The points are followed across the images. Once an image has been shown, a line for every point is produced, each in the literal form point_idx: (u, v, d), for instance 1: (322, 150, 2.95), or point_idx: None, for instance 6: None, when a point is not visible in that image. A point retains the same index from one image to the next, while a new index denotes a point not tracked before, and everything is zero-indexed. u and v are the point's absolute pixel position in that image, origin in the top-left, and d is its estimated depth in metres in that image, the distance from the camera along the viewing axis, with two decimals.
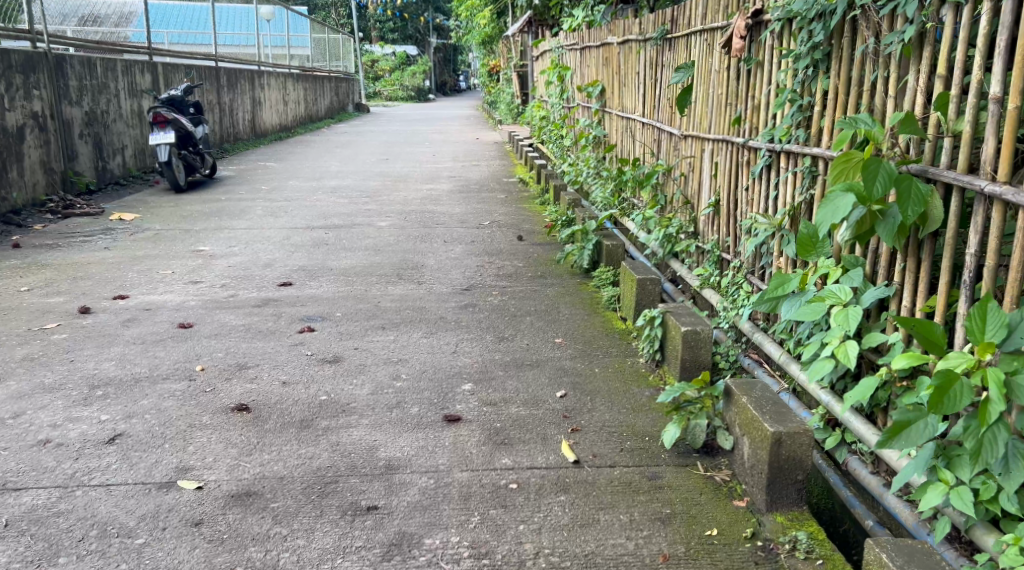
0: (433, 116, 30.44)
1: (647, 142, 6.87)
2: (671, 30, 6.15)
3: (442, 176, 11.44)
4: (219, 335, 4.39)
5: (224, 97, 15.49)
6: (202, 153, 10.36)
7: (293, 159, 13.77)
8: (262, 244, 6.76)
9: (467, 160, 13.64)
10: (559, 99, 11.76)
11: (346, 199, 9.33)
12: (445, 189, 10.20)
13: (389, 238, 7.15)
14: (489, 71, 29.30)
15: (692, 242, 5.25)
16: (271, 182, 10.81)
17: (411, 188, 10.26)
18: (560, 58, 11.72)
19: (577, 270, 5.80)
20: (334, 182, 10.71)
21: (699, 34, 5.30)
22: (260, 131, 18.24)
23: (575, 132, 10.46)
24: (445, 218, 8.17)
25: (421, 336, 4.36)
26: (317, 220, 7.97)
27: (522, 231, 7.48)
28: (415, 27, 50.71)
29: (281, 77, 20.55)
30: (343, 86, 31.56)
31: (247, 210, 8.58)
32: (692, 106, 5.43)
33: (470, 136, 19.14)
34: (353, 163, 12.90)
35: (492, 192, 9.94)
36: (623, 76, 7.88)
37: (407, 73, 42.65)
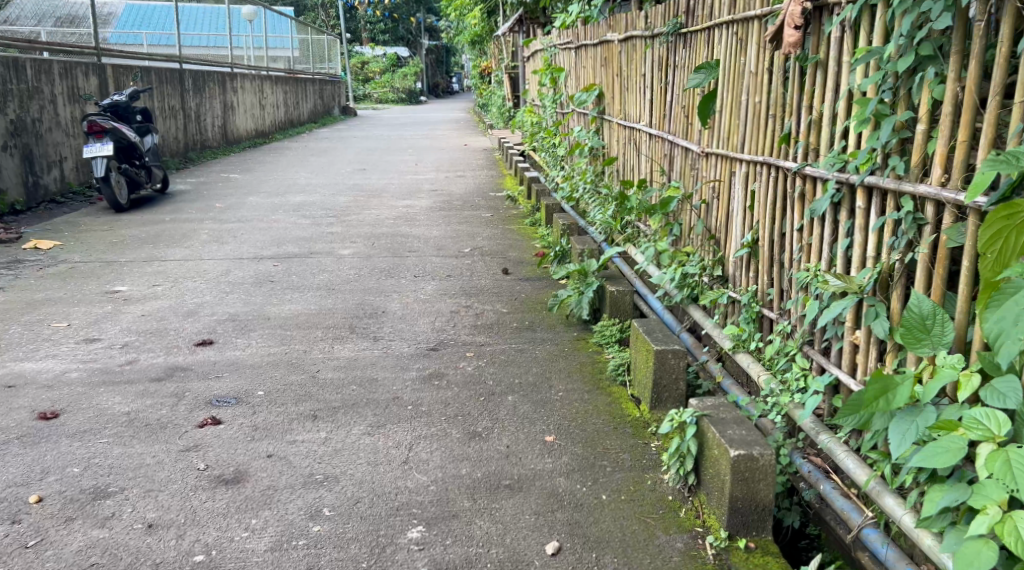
0: (422, 120, 29.26)
1: (657, 157, 5.71)
2: (687, 22, 4.99)
3: (422, 190, 10.32)
4: (88, 432, 3.26)
5: (188, 102, 14.35)
6: (148, 167, 9.23)
7: (261, 170, 12.64)
8: (192, 284, 5.68)
9: (452, 170, 12.51)
10: (552, 103, 10.65)
11: (309, 219, 8.21)
12: (424, 206, 9.08)
13: (349, 272, 6.03)
14: (482, 72, 28.18)
15: (721, 291, 4.05)
16: (229, 198, 9.67)
17: (385, 205, 9.13)
18: (553, 57, 10.59)
19: (574, 320, 4.64)
20: (299, 199, 9.58)
21: (725, 28, 4.14)
22: (233, 137, 17.11)
23: (571, 142, 9.33)
24: (419, 244, 7.04)
25: (361, 431, 3.23)
26: (268, 248, 6.84)
27: (507, 261, 6.37)
28: (406, 28, 49.54)
29: (257, 81, 19.42)
30: (329, 89, 30.37)
31: (191, 234, 7.44)
32: (719, 120, 4.23)
33: (458, 142, 18.03)
34: (326, 175, 11.77)
35: (477, 210, 8.82)
36: (626, 79, 6.73)
37: (398, 76, 41.59)
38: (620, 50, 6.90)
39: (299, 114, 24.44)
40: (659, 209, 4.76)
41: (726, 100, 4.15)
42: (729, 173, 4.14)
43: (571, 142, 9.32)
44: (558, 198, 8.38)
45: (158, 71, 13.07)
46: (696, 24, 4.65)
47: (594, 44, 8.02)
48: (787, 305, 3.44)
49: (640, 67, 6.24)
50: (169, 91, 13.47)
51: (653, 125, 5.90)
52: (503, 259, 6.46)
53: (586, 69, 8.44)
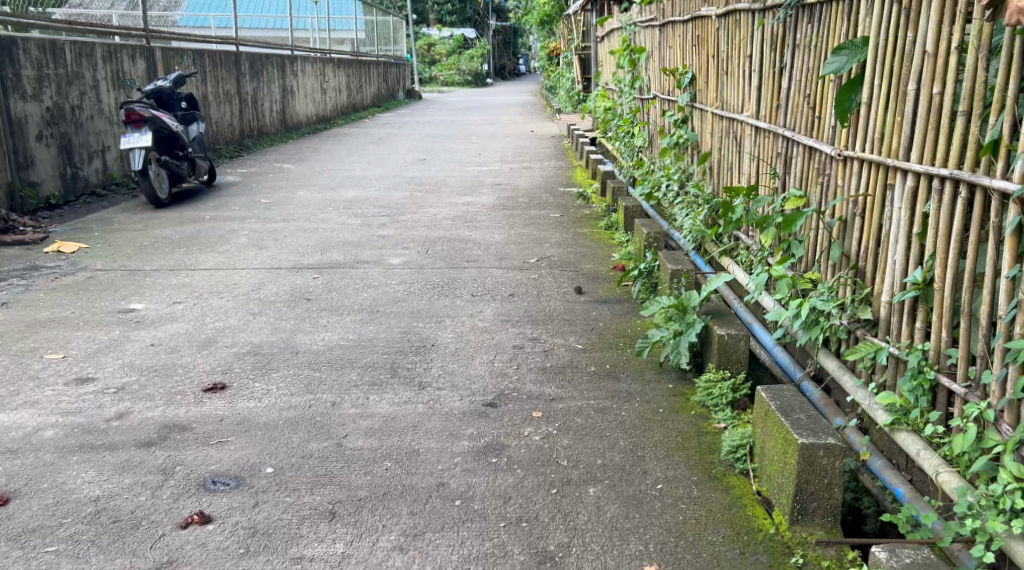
0: (486, 103, 28.44)
1: (771, 157, 4.86)
2: None
3: (485, 184, 9.51)
4: (41, 533, 2.49)
5: (245, 87, 13.73)
6: (192, 158, 8.51)
7: (316, 159, 11.96)
8: (218, 301, 4.92)
9: (517, 161, 11.69)
10: (629, 88, 9.80)
11: (360, 219, 7.47)
12: (487, 205, 8.27)
13: (398, 290, 5.25)
14: (550, 55, 27.29)
15: (875, 346, 3.17)
16: (278, 192, 8.98)
17: (444, 203, 8.35)
18: (632, 38, 9.68)
19: (667, 366, 3.78)
20: (353, 194, 8.84)
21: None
22: (292, 122, 16.50)
23: (653, 133, 8.46)
24: (480, 253, 6.23)
25: (390, 544, 2.45)
26: (310, 255, 6.10)
27: (579, 278, 5.53)
28: (473, 9, 48.63)
29: (318, 63, 18.78)
30: (394, 71, 29.70)
31: (230, 236, 6.73)
32: (880, 119, 3.41)
33: (525, 128, 17.21)
34: (383, 166, 11.03)
35: (546, 209, 7.97)
36: (729, 63, 5.86)
37: (464, 58, 40.78)
38: (721, 30, 6.02)
39: (362, 97, 23.78)
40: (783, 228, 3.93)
41: (894, 93, 3.31)
42: (888, 185, 3.33)
43: (655, 134, 8.44)
44: (639, 197, 7.57)
45: (214, 54, 12.45)
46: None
47: (683, 23, 7.12)
48: (982, 379, 2.60)
49: (750, 49, 5.37)
50: (224, 75, 12.87)
51: (764, 119, 5.04)
52: (575, 275, 5.61)
53: (674, 51, 7.53)
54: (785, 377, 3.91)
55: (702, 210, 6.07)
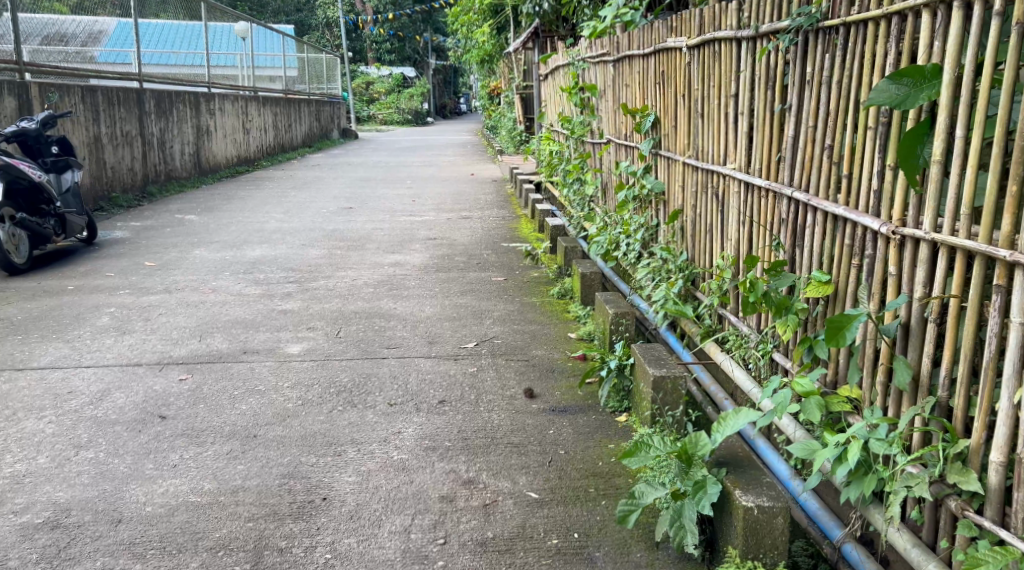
0: (426, 142, 27.30)
1: (770, 222, 3.73)
2: (839, 8, 3.03)
3: (417, 238, 8.31)
4: None
5: (149, 128, 12.39)
6: (60, 214, 7.31)
7: (228, 208, 10.66)
8: (38, 423, 3.64)
9: (454, 209, 10.52)
10: (579, 128, 8.72)
11: (261, 288, 6.21)
12: (417, 266, 7.07)
13: (291, 396, 4.00)
14: (491, 92, 26.38)
15: (1009, 548, 2.07)
16: (172, 252, 7.68)
17: (368, 264, 7.14)
18: (582, 74, 8.59)
19: (661, 541, 2.60)
20: (260, 254, 7.57)
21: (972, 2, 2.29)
22: (209, 166, 15.14)
23: (611, 183, 7.33)
24: (403, 335, 5.02)
25: None
26: (186, 344, 4.83)
27: (525, 369, 4.35)
28: (413, 47, 47.60)
29: (240, 102, 17.48)
30: (329, 109, 28.47)
31: (92, 317, 5.44)
32: (973, 183, 2.27)
33: (464, 170, 16.06)
34: (302, 217, 9.76)
35: (486, 271, 6.78)
36: (705, 104, 4.74)
37: (405, 96, 39.80)
38: (693, 63, 4.90)
39: (292, 137, 22.47)
40: (827, 340, 2.60)
41: (1003, 145, 2.19)
42: (993, 284, 2.19)
43: (611, 183, 7.34)
44: (597, 256, 6.45)
45: (108, 90, 11.17)
46: (889, 9, 2.67)
47: (643, 56, 6.01)
48: None
49: (732, 88, 4.26)
50: (122, 115, 11.54)
51: (755, 173, 3.92)
52: (522, 365, 4.42)
53: (631, 90, 6.44)
54: (815, 528, 2.78)
55: (677, 280, 4.93)
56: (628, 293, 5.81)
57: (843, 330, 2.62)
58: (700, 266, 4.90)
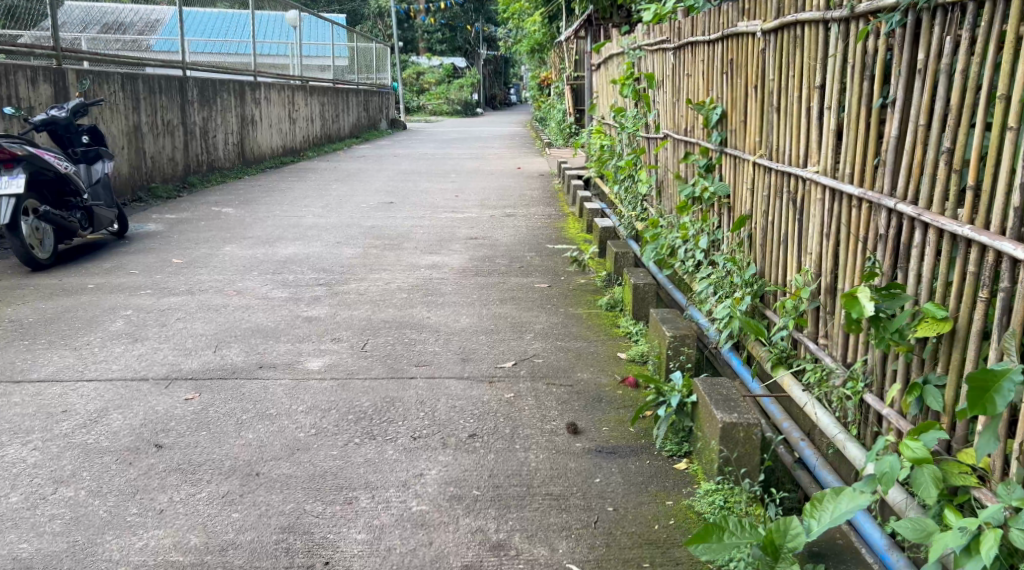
0: (473, 133, 26.88)
1: (864, 238, 3.26)
2: None
3: (457, 237, 7.87)
4: None
5: (192, 116, 12.11)
6: (87, 207, 6.92)
7: (266, 200, 10.32)
8: (21, 450, 3.24)
9: (498, 205, 10.06)
10: (633, 122, 8.21)
11: (289, 291, 5.82)
12: (456, 268, 6.62)
13: (305, 423, 3.57)
14: (541, 83, 25.88)
15: None
16: (201, 248, 7.33)
17: (404, 265, 6.71)
18: (637, 65, 8.07)
19: None
20: (292, 251, 7.18)
21: None
22: (253, 155, 14.88)
23: (667, 183, 6.82)
24: (435, 351, 4.56)
25: None
26: (199, 354, 4.43)
27: (569, 396, 3.89)
28: (464, 37, 47.17)
29: (286, 90, 17.19)
30: (376, 99, 28.15)
31: (105, 319, 5.07)
32: None
33: (511, 163, 15.61)
34: (341, 211, 9.37)
35: (529, 276, 6.31)
36: (781, 99, 4.24)
37: (454, 86, 39.45)
38: (767, 52, 4.39)
39: (339, 126, 22.17)
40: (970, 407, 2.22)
41: None
42: None
43: (668, 182, 6.83)
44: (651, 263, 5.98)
45: (150, 77, 10.85)
46: None
47: (709, 44, 5.50)
48: None
49: (817, 79, 3.77)
50: (165, 103, 11.27)
51: (845, 181, 3.45)
52: (565, 391, 3.94)
53: (694, 82, 5.92)
54: None
55: (742, 295, 4.46)
56: (685, 307, 5.36)
57: (989, 397, 2.22)
58: (770, 280, 4.41)
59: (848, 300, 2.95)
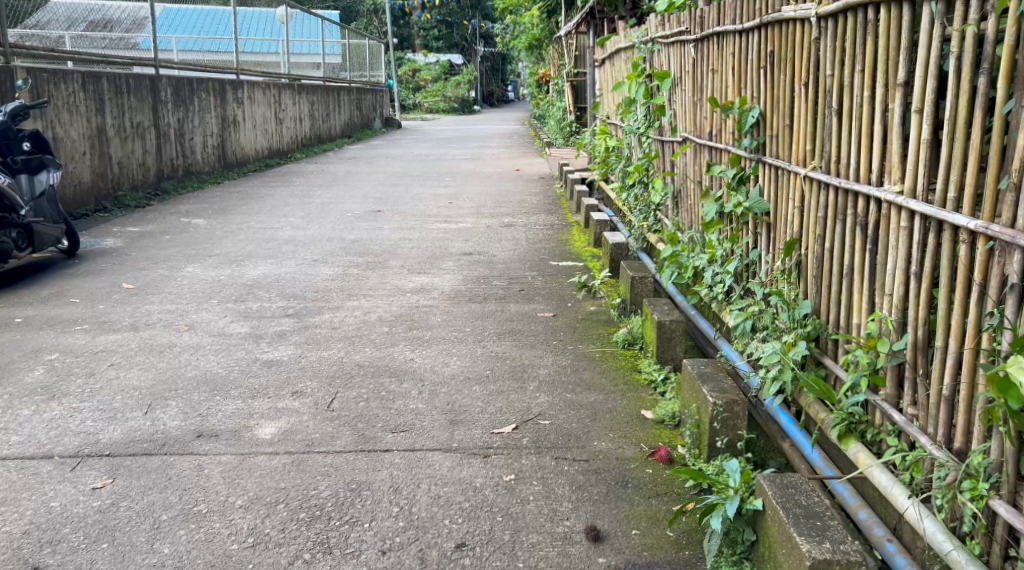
0: (471, 132, 26.03)
1: (980, 285, 2.43)
2: None
3: (448, 253, 7.02)
4: None
5: (165, 118, 11.25)
6: (25, 225, 6.13)
7: (243, 209, 9.47)
8: None
9: (496, 214, 9.20)
10: (645, 124, 7.39)
11: (250, 325, 4.98)
12: (448, 292, 5.78)
13: (241, 527, 2.73)
14: (540, 80, 25.06)
15: None
16: (159, 268, 6.48)
17: (387, 289, 5.88)
18: (648, 59, 7.23)
19: None
20: (261, 272, 6.34)
21: None
22: (237, 159, 14.05)
23: (688, 194, 6.00)
24: (418, 410, 3.72)
25: None
26: (125, 418, 3.59)
27: (587, 478, 3.05)
28: (461, 34, 46.18)
29: (272, 89, 16.34)
30: (371, 97, 27.30)
31: (23, 367, 4.22)
32: None
33: (509, 165, 14.76)
34: (322, 222, 8.52)
35: (530, 303, 5.46)
36: (842, 98, 3.40)
37: (451, 84, 38.63)
38: (825, 41, 3.55)
39: (330, 127, 21.30)
40: None
41: None
42: None
43: (689, 193, 6.00)
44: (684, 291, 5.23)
45: (116, 76, 9.98)
46: None
47: (742, 34, 4.66)
48: None
49: (901, 72, 2.93)
50: (134, 104, 10.41)
51: (948, 206, 2.61)
52: (580, 470, 3.11)
53: (721, 78, 5.08)
54: None
55: (790, 338, 3.67)
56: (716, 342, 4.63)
57: None
58: (827, 322, 3.58)
59: (1000, 385, 2.14)
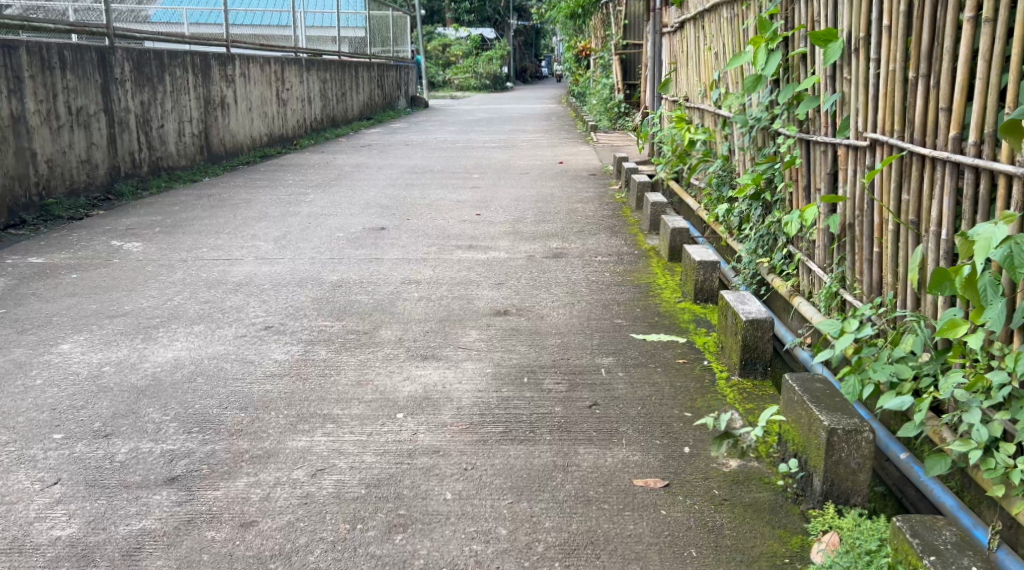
0: (503, 112, 23.56)
1: None
2: None
3: (472, 315, 4.62)
4: None
5: (122, 102, 8.93)
6: None
7: (203, 223, 7.12)
8: None
9: (539, 234, 6.79)
10: (768, 112, 5.19)
11: (82, 519, 2.58)
12: (469, 413, 3.36)
13: None
14: (579, 55, 22.63)
15: None
16: (16, 345, 4.11)
17: (362, 400, 3.45)
18: (784, 17, 4.93)
19: None
20: (174, 358, 3.81)
21: None
22: (228, 150, 11.74)
23: (877, 239, 3.87)
24: None
25: None
26: None
27: None
28: (493, 7, 43.61)
29: (275, 66, 13.98)
30: (395, 74, 24.82)
31: None
32: None
33: (552, 156, 12.35)
34: (300, 248, 6.14)
35: (610, 450, 3.09)
36: None
37: (483, 59, 36.11)
38: None
39: (346, 109, 18.90)
40: None
41: None
42: None
43: (882, 236, 3.83)
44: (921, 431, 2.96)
45: (46, 48, 7.66)
46: None
47: None
48: None
49: None
50: (73, 83, 8.07)
51: None
52: None
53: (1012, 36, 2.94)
54: None
55: None
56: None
57: None
58: None
59: None
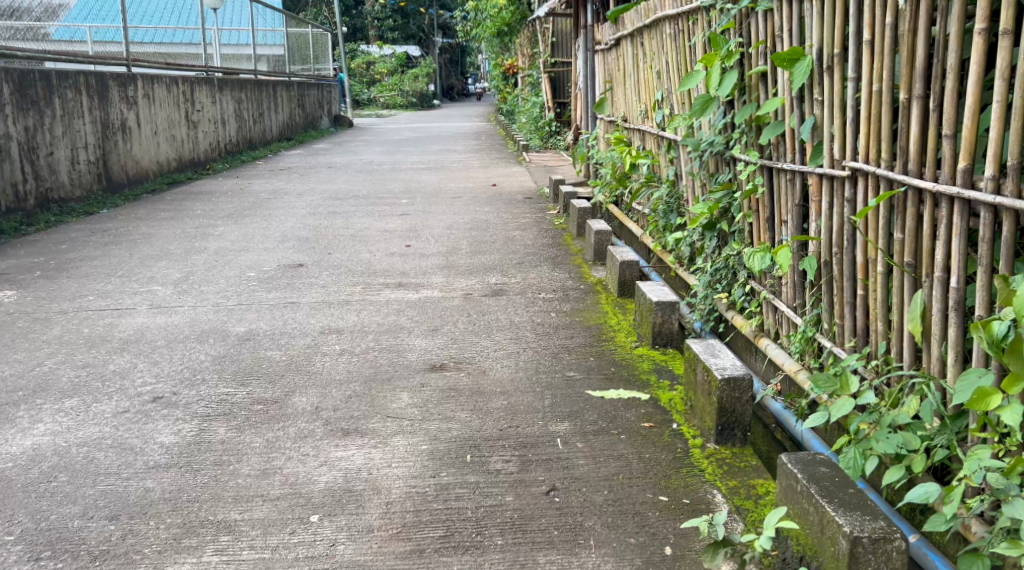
0: (431, 130, 22.95)
1: None
2: None
3: (402, 373, 3.99)
4: None
5: (2, 129, 8.09)
6: None
7: (96, 263, 6.35)
8: None
9: (475, 268, 6.20)
10: (721, 133, 4.67)
11: None
12: (399, 511, 2.74)
13: None
14: (506, 72, 22.16)
15: None
16: None
17: (267, 496, 2.81)
18: (737, 31, 4.42)
19: None
20: (33, 449, 3.10)
21: None
22: (131, 177, 10.91)
23: (861, 280, 3.37)
24: None
25: None
26: None
27: None
28: (417, 24, 43.03)
29: (184, 86, 13.15)
30: (317, 93, 24.02)
31: None
32: None
33: (483, 177, 11.78)
34: (204, 292, 5.44)
35: (577, 559, 2.51)
36: None
37: (408, 77, 35.47)
38: None
39: (265, 130, 18.09)
40: None
41: None
42: None
43: (869, 280, 3.33)
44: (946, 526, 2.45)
45: None
46: None
47: None
48: None
49: None
50: None
51: None
52: None
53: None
54: None
55: None
56: None
57: None
58: None
59: None
